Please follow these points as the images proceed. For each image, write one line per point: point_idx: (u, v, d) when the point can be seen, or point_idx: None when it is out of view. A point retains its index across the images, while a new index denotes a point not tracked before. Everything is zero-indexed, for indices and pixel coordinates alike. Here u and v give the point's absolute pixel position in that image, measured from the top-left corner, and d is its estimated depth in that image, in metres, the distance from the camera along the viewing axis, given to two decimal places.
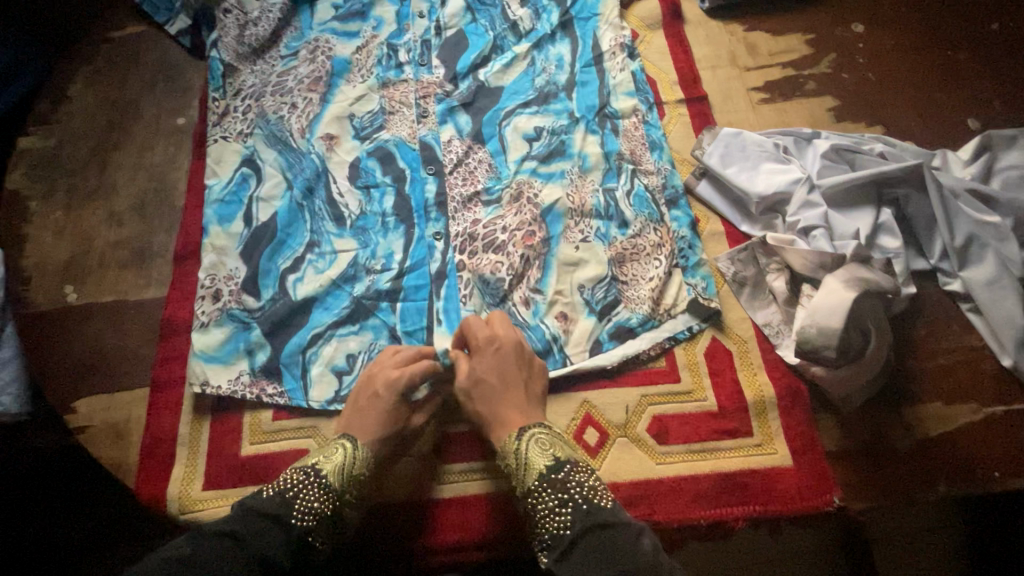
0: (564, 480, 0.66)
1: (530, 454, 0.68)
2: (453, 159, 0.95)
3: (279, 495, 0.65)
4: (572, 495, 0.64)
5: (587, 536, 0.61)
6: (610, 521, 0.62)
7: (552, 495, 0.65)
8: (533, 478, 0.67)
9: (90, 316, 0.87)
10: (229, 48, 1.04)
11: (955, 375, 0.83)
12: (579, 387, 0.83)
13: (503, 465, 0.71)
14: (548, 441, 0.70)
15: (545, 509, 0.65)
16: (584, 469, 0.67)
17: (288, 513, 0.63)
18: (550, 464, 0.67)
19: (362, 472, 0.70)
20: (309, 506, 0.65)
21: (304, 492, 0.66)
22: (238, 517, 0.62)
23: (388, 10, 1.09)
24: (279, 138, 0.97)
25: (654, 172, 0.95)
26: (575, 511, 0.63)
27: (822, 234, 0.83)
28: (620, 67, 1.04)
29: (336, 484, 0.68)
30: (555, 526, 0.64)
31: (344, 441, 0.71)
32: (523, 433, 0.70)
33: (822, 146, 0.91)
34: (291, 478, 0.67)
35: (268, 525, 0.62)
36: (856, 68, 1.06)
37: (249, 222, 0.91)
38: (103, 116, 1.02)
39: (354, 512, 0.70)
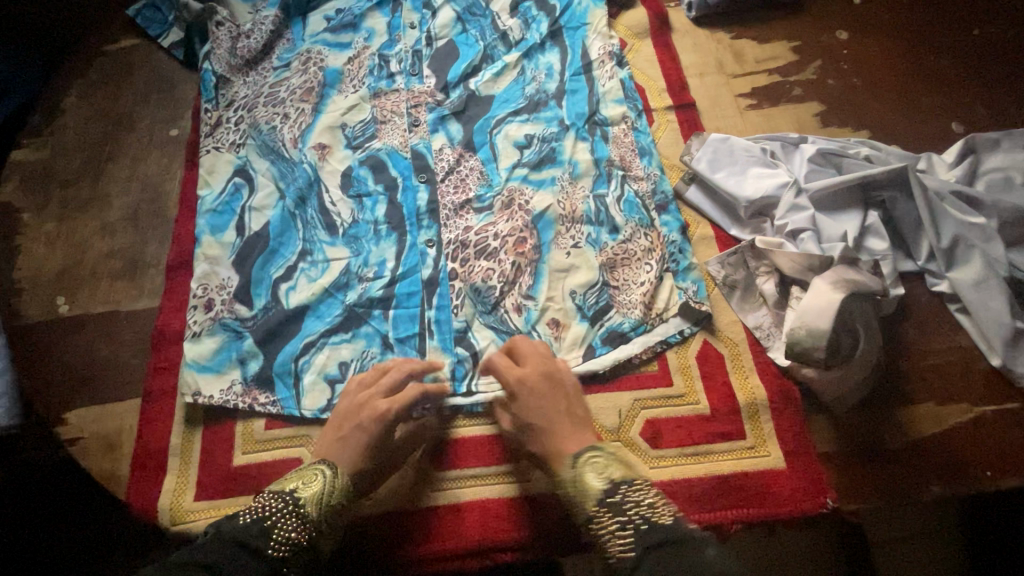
0: (620, 502, 0.62)
1: (585, 477, 0.65)
2: (444, 167, 0.97)
3: (258, 522, 0.62)
4: (632, 517, 0.61)
5: (652, 554, 0.57)
6: (671, 538, 0.58)
7: (611, 517, 0.62)
8: (591, 502, 0.64)
9: (82, 327, 0.87)
10: (222, 59, 1.05)
11: (945, 375, 0.83)
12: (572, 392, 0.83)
13: (564, 494, 0.68)
14: (605, 464, 0.66)
15: (607, 536, 0.61)
16: (644, 488, 0.63)
17: (265, 542, 0.61)
18: (605, 487, 0.64)
19: (340, 500, 0.68)
20: (287, 535, 0.63)
21: (282, 521, 0.63)
22: (212, 545, 0.59)
23: (379, 21, 1.11)
24: (271, 148, 0.97)
25: (644, 178, 0.96)
26: (635, 532, 0.59)
27: (810, 237, 0.84)
28: (609, 74, 1.05)
29: (314, 514, 0.65)
30: (619, 550, 0.60)
31: (323, 467, 0.69)
32: (577, 459, 0.67)
33: (808, 150, 0.92)
34: (270, 503, 0.65)
35: (243, 556, 0.59)
36: (841, 74, 1.08)
37: (242, 232, 0.91)
38: (97, 128, 1.03)
39: (327, 543, 0.67)
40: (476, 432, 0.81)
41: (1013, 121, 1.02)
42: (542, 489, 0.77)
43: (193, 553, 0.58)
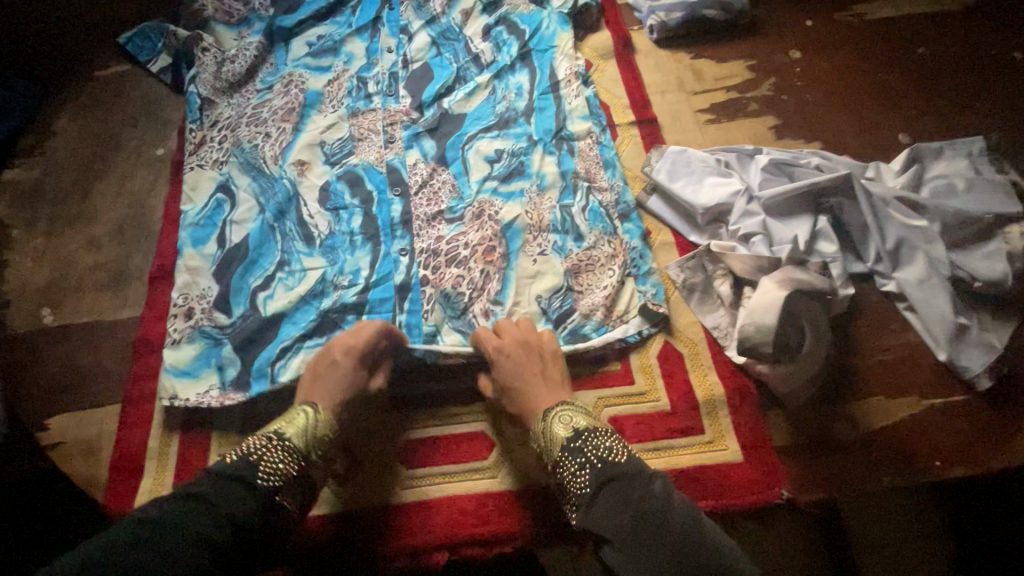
0: (581, 446, 0.70)
1: (552, 428, 0.74)
2: (418, 181, 1.02)
3: (243, 458, 0.68)
4: (590, 459, 0.69)
5: (605, 487, 0.66)
6: (623, 472, 0.66)
7: (574, 460, 0.70)
8: (558, 449, 0.72)
9: (66, 336, 0.90)
10: (207, 83, 1.10)
11: (896, 370, 0.87)
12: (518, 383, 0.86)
13: (536, 446, 0.76)
14: (573, 416, 0.74)
15: (569, 476, 0.70)
16: (603, 436, 0.71)
17: (253, 474, 0.66)
18: (569, 435, 0.72)
19: (326, 434, 0.75)
20: (274, 467, 0.68)
21: (268, 455, 0.69)
22: (203, 479, 0.64)
23: (358, 46, 1.18)
24: (252, 165, 1.02)
25: (608, 188, 1.01)
26: (592, 470, 0.68)
27: (760, 240, 0.89)
28: (575, 93, 1.11)
29: (300, 445, 0.72)
30: (578, 487, 0.68)
31: (306, 407, 0.75)
32: (547, 414, 0.75)
33: (762, 160, 0.98)
34: (255, 444, 0.70)
35: (235, 487, 0.64)
36: (794, 90, 1.14)
37: (222, 244, 0.95)
38: (86, 148, 1.07)
39: (320, 474, 0.73)
40: (441, 431, 0.84)
41: (955, 133, 1.08)
42: (506, 485, 0.80)
43: (186, 489, 0.63)
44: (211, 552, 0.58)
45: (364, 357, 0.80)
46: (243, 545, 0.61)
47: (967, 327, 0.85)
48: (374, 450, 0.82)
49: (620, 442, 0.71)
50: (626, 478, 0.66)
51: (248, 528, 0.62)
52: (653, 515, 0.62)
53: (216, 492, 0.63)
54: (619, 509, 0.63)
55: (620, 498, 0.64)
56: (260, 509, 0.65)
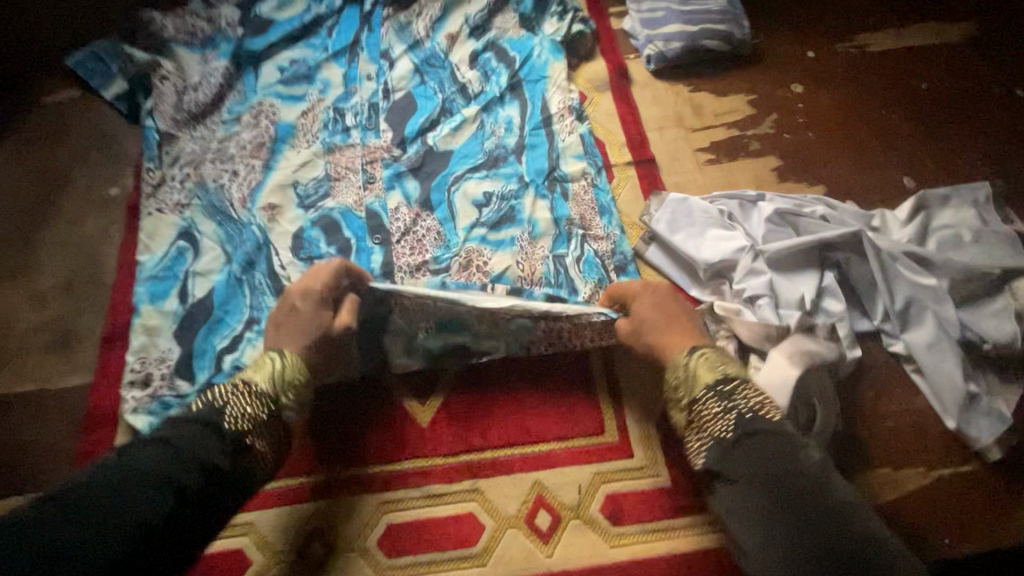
0: (732, 392, 0.65)
1: (698, 368, 0.68)
2: (400, 228, 0.95)
3: (208, 404, 0.62)
4: (740, 405, 0.63)
5: (751, 438, 0.60)
6: (776, 431, 0.60)
7: (719, 404, 0.64)
8: (699, 388, 0.67)
9: (6, 409, 0.81)
10: (166, 116, 1.01)
11: (904, 438, 0.83)
12: (485, 417, 0.82)
13: (671, 382, 0.71)
14: (717, 361, 0.69)
15: (710, 417, 0.65)
16: (756, 389, 0.65)
17: (219, 419, 0.61)
18: (720, 378, 0.67)
19: (297, 377, 0.69)
20: (242, 412, 0.63)
21: (236, 399, 0.64)
22: (166, 425, 0.60)
23: (335, 73, 1.10)
24: (218, 209, 0.94)
25: (604, 237, 0.95)
26: (741, 418, 0.62)
27: (767, 303, 0.82)
28: (569, 129, 1.05)
29: (269, 390, 0.66)
30: (719, 431, 0.63)
31: (273, 353, 0.70)
32: (692, 352, 0.70)
33: (766, 210, 0.92)
34: (221, 391, 0.64)
35: (201, 431, 0.59)
36: (796, 128, 1.09)
37: (184, 299, 0.87)
38: (33, 188, 0.98)
39: (294, 418, 0.68)
40: (426, 513, 0.76)
41: (960, 178, 1.04)
42: (498, 574, 0.73)
43: (147, 433, 0.58)
44: (175, 492, 0.54)
45: (325, 297, 0.75)
46: (212, 487, 0.57)
47: (979, 395, 0.81)
48: (351, 537, 0.75)
49: (769, 398, 0.65)
50: (770, 433, 0.60)
51: (218, 471, 0.58)
52: (810, 484, 0.55)
53: (182, 436, 0.58)
54: (759, 465, 0.58)
55: (762, 457, 0.59)
56: (231, 451, 0.60)
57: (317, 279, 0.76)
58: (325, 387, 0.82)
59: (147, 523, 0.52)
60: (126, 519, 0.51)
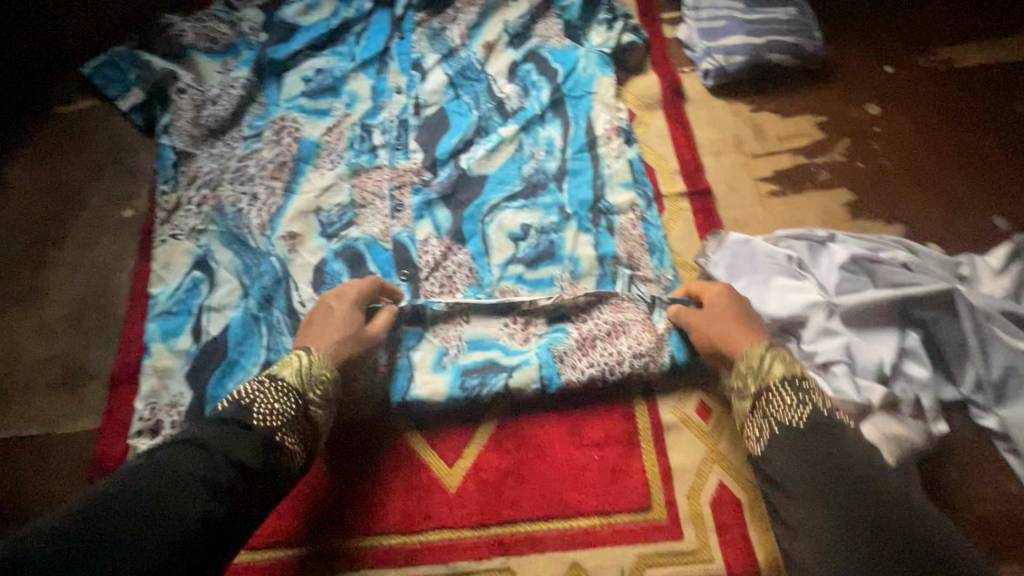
0: (805, 385, 0.63)
1: (773, 362, 0.67)
2: (430, 262, 0.87)
3: (235, 403, 0.62)
4: (813, 398, 0.62)
5: (819, 431, 0.59)
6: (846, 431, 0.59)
7: (792, 394, 0.63)
8: (773, 380, 0.65)
9: (10, 455, 0.76)
10: (184, 132, 0.94)
11: (993, 529, 0.73)
12: (519, 488, 0.74)
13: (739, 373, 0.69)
14: (792, 360, 0.67)
15: (778, 406, 0.63)
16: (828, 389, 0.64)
17: (248, 416, 0.60)
18: (795, 372, 0.65)
19: (323, 373, 0.68)
20: (270, 407, 0.62)
21: (262, 396, 0.62)
22: (197, 426, 0.59)
23: (362, 84, 1.01)
24: (235, 236, 0.88)
25: (653, 280, 0.86)
26: (813, 410, 0.61)
27: (843, 371, 0.73)
28: (616, 153, 0.95)
29: (295, 384, 0.65)
30: (786, 420, 0.62)
31: (300, 351, 0.69)
32: (770, 346, 0.69)
33: (839, 255, 0.81)
34: (247, 387, 0.64)
35: (231, 430, 0.58)
36: (871, 155, 0.98)
37: (198, 337, 0.81)
38: (44, 206, 0.92)
39: (319, 416, 0.67)
40: None
41: None
42: None
43: (175, 436, 0.57)
44: (212, 490, 0.53)
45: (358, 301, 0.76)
46: (250, 487, 0.56)
47: None
48: None
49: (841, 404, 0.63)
50: (838, 432, 0.59)
51: (249, 471, 0.56)
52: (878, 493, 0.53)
53: (213, 436, 0.57)
54: (823, 466, 0.56)
55: (826, 453, 0.57)
56: (260, 448, 0.59)
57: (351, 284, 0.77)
58: (342, 428, 0.77)
59: (179, 533, 0.49)
60: (156, 530, 0.49)
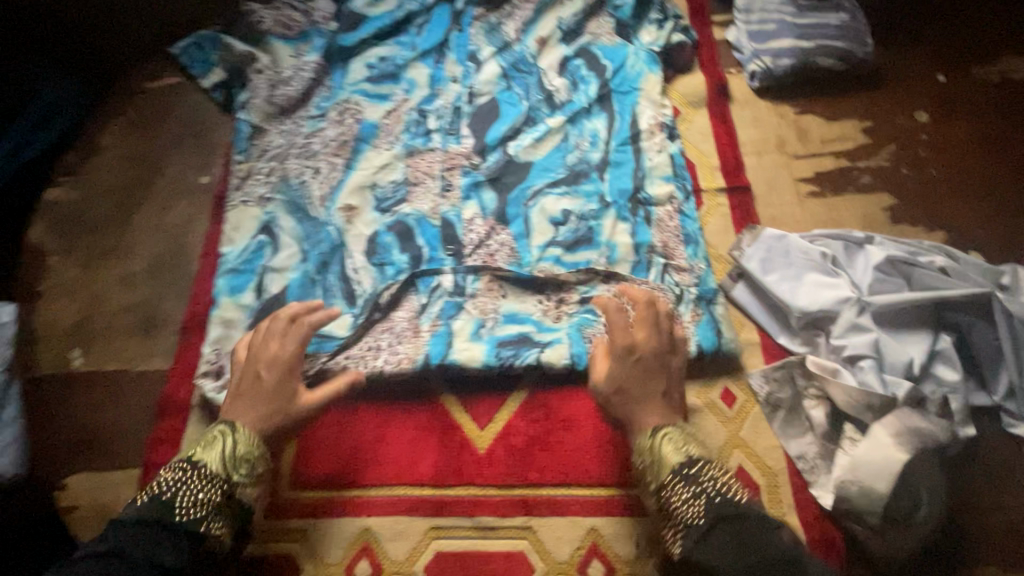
0: (697, 474, 0.67)
1: (663, 449, 0.69)
2: (473, 240, 0.92)
3: (156, 500, 0.64)
4: (708, 488, 0.65)
5: (722, 524, 0.63)
6: (745, 515, 0.63)
7: (687, 487, 0.66)
8: (668, 472, 0.68)
9: (93, 388, 0.85)
10: (260, 109, 1.03)
11: (1017, 537, 0.73)
12: (546, 456, 0.79)
13: (638, 462, 0.71)
14: (679, 439, 0.70)
15: (681, 503, 0.66)
16: (716, 466, 0.68)
17: (170, 515, 0.63)
18: (684, 460, 0.68)
19: (249, 452, 0.70)
20: (194, 499, 0.65)
21: (185, 489, 0.65)
22: (113, 534, 0.61)
23: (421, 73, 1.08)
24: (298, 206, 0.95)
25: (687, 269, 0.88)
26: (709, 502, 0.64)
27: (870, 366, 0.74)
28: (658, 147, 0.98)
29: (219, 470, 0.68)
30: (690, 516, 0.65)
31: (225, 427, 0.70)
32: (654, 432, 0.71)
33: (875, 256, 0.83)
34: (169, 478, 0.66)
35: (153, 535, 0.62)
36: (917, 163, 0.98)
37: (260, 294, 0.89)
38: (130, 171, 1.01)
39: (248, 494, 0.69)
40: (476, 545, 0.74)
41: None
42: None
43: (95, 548, 0.60)
44: None
45: (293, 367, 0.74)
46: None
47: None
48: (397, 559, 0.73)
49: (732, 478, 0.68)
50: (737, 518, 0.63)
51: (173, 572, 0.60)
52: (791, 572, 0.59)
53: (133, 545, 0.60)
54: (743, 551, 0.60)
55: (734, 536, 0.62)
56: (183, 546, 0.62)
57: (285, 349, 0.75)
58: (384, 385, 0.83)
59: None
60: None
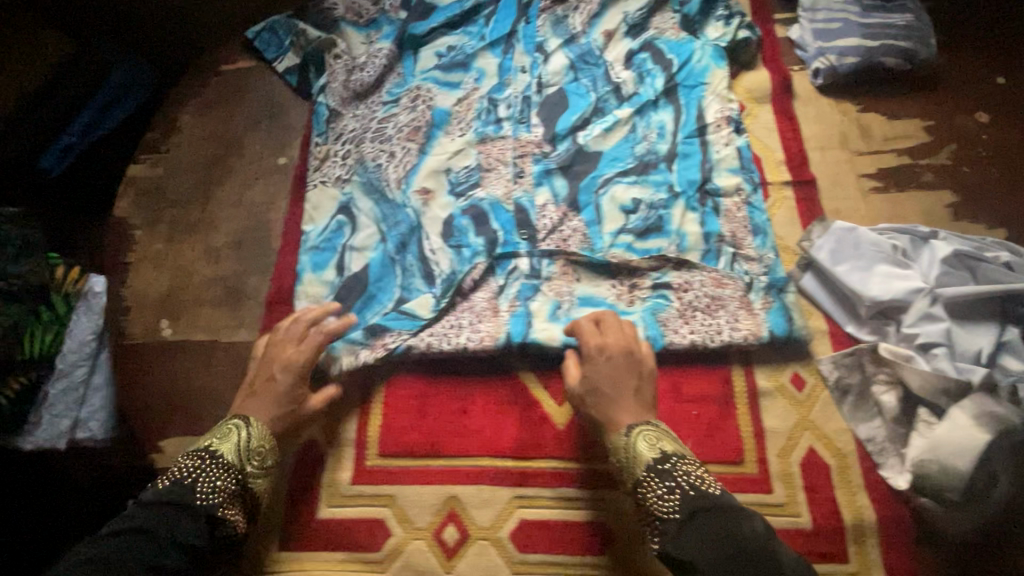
0: (670, 470, 0.68)
1: (638, 447, 0.71)
2: (547, 225, 0.95)
3: (177, 484, 0.67)
4: (681, 481, 0.67)
5: (696, 516, 0.63)
6: (717, 506, 0.64)
7: (660, 483, 0.67)
8: (642, 468, 0.69)
9: (184, 356, 0.88)
10: (337, 93, 1.06)
11: None
12: None
13: (616, 461, 0.73)
14: (656, 438, 0.71)
15: (654, 498, 0.67)
16: (691, 461, 0.69)
17: (190, 497, 0.66)
18: (658, 457, 0.69)
19: (262, 445, 0.73)
20: (211, 485, 0.68)
21: (203, 475, 0.68)
22: (136, 514, 0.63)
23: (490, 62, 1.11)
24: (375, 187, 0.98)
25: (756, 259, 0.91)
26: (683, 496, 0.65)
27: (944, 353, 0.78)
28: (725, 140, 1.01)
29: (234, 459, 0.71)
30: (664, 512, 0.66)
31: (238, 421, 0.74)
32: (630, 430, 0.72)
33: (942, 250, 0.85)
34: (187, 464, 0.69)
35: (173, 514, 0.64)
36: (978, 162, 1.00)
37: (342, 271, 0.92)
38: (209, 150, 1.04)
39: (259, 484, 0.73)
40: (556, 514, 0.77)
41: None
42: None
43: (119, 523, 0.62)
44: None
45: (305, 374, 0.78)
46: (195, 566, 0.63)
47: None
48: (482, 526, 0.76)
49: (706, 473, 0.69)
50: (711, 509, 0.64)
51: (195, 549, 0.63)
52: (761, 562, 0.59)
53: (157, 524, 0.63)
54: (716, 544, 0.60)
55: (712, 529, 0.62)
56: (201, 527, 0.65)
57: (300, 355, 0.78)
58: (466, 361, 0.86)
59: None
60: None
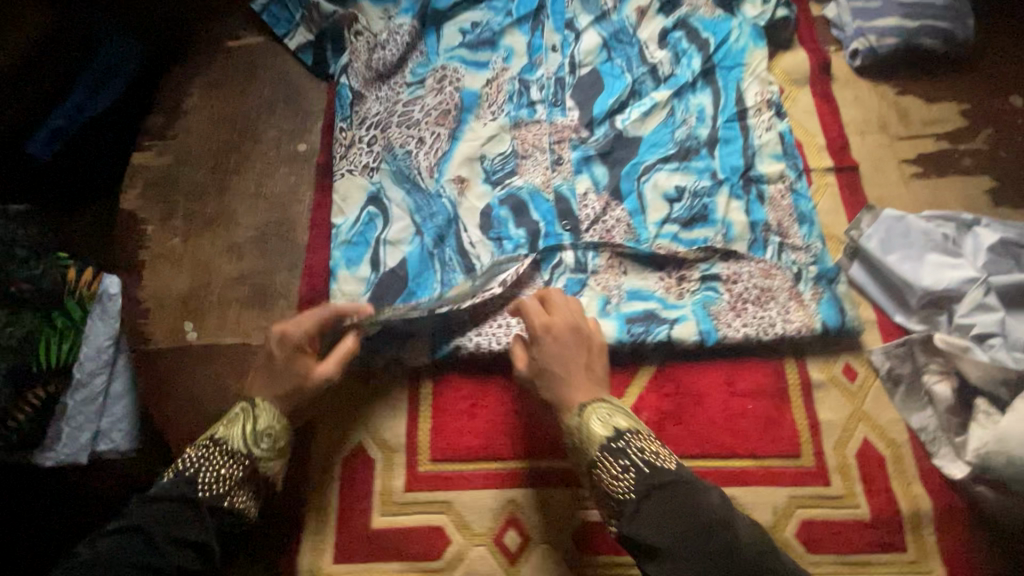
0: (624, 448, 0.67)
1: (592, 428, 0.69)
2: (590, 216, 0.92)
3: (181, 476, 0.64)
4: (636, 458, 0.66)
5: (655, 493, 0.62)
6: (673, 481, 0.63)
7: (613, 462, 0.66)
8: (596, 448, 0.68)
9: (213, 361, 0.83)
10: (358, 73, 0.99)
11: None
12: (681, 432, 0.81)
13: (569, 441, 0.72)
14: (607, 415, 0.70)
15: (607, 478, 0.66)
16: (643, 437, 0.68)
17: (192, 489, 0.63)
18: (609, 435, 0.68)
19: (274, 426, 0.70)
20: (215, 475, 0.65)
21: (208, 465, 0.66)
22: (140, 507, 0.61)
23: (518, 40, 1.04)
24: (406, 175, 0.93)
25: (803, 248, 0.90)
26: (636, 475, 0.64)
27: (1000, 344, 0.77)
28: (766, 125, 0.98)
29: (241, 447, 0.68)
30: (619, 492, 0.64)
31: (244, 406, 0.71)
32: (582, 409, 0.70)
33: (988, 238, 0.84)
34: (193, 455, 0.67)
35: (179, 509, 0.61)
36: (1015, 146, 1.00)
37: (377, 267, 0.87)
38: (220, 136, 0.97)
39: (272, 468, 0.71)
40: None
41: None
42: None
43: (124, 519, 0.60)
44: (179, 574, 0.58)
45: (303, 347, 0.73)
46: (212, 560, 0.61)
47: None
48: (542, 529, 0.75)
49: (660, 448, 0.68)
50: (667, 485, 0.63)
51: (203, 548, 0.60)
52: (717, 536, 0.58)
53: (158, 519, 0.60)
54: (671, 520, 0.60)
55: (673, 506, 0.61)
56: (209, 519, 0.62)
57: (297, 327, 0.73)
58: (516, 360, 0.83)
59: None
60: None
